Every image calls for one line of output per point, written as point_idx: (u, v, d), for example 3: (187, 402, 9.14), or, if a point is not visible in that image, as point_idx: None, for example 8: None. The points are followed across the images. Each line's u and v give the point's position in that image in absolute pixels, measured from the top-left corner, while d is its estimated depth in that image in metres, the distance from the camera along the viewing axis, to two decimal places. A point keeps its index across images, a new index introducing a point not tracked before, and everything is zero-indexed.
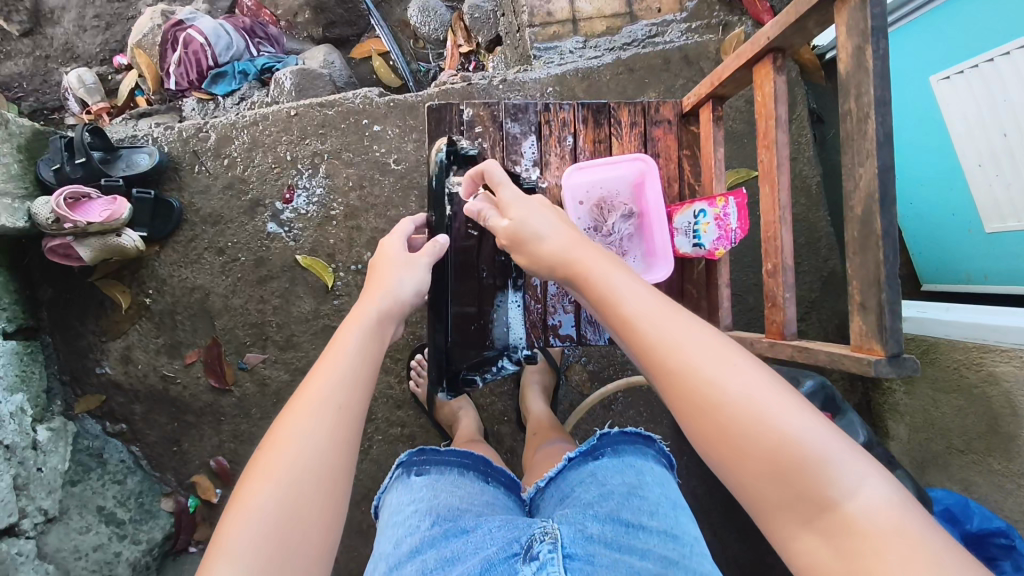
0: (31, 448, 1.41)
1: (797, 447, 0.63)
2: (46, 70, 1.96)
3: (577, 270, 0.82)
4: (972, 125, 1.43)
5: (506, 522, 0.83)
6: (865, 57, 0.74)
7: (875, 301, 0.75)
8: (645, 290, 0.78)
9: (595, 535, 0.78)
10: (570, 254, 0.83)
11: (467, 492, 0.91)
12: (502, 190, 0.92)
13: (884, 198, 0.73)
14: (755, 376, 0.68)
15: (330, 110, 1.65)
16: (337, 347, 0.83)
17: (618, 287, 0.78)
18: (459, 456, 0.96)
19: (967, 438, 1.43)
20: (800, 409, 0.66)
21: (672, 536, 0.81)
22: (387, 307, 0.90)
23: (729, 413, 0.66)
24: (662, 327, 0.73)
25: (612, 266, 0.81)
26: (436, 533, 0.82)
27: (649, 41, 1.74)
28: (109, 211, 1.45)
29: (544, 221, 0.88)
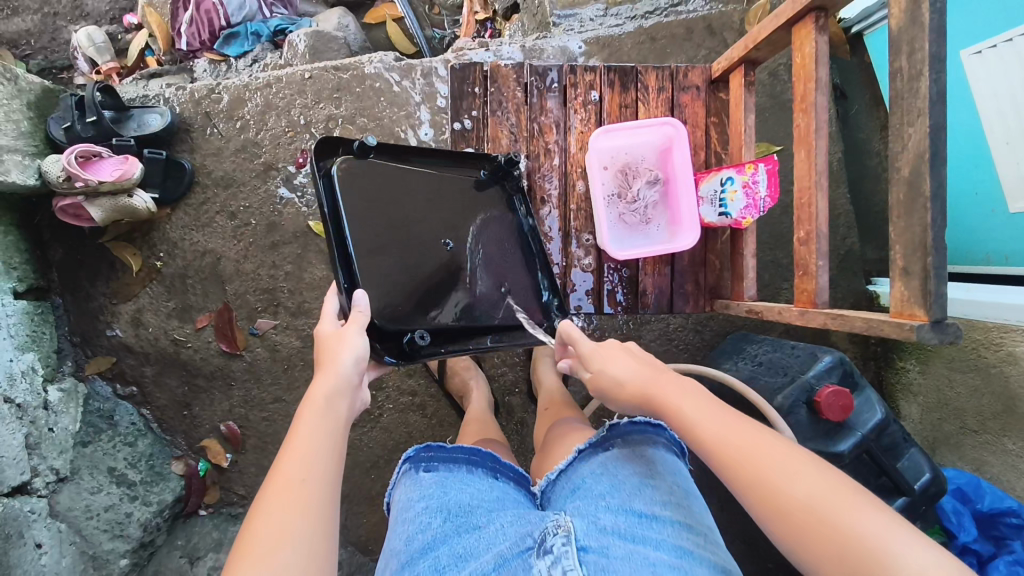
0: (43, 408, 1.41)
1: (868, 543, 0.62)
2: (55, 27, 1.92)
3: (653, 401, 0.84)
4: (1001, 100, 1.39)
5: (518, 517, 0.83)
6: (921, 11, 0.71)
7: (919, 265, 0.74)
8: (711, 404, 0.81)
9: (609, 526, 0.77)
10: (651, 386, 0.85)
11: (475, 489, 0.89)
12: (581, 345, 0.95)
13: (934, 158, 0.71)
14: (819, 479, 0.68)
15: (345, 73, 1.62)
16: (300, 446, 0.74)
17: (686, 407, 0.81)
18: (467, 453, 0.93)
19: (981, 418, 1.42)
20: (869, 509, 0.65)
21: (686, 527, 0.80)
22: (343, 389, 0.82)
23: (798, 517, 0.67)
24: (733, 439, 0.75)
25: (682, 387, 0.83)
26: (447, 529, 0.81)
27: (672, 10, 1.70)
28: (120, 171, 1.43)
29: (625, 363, 0.89)
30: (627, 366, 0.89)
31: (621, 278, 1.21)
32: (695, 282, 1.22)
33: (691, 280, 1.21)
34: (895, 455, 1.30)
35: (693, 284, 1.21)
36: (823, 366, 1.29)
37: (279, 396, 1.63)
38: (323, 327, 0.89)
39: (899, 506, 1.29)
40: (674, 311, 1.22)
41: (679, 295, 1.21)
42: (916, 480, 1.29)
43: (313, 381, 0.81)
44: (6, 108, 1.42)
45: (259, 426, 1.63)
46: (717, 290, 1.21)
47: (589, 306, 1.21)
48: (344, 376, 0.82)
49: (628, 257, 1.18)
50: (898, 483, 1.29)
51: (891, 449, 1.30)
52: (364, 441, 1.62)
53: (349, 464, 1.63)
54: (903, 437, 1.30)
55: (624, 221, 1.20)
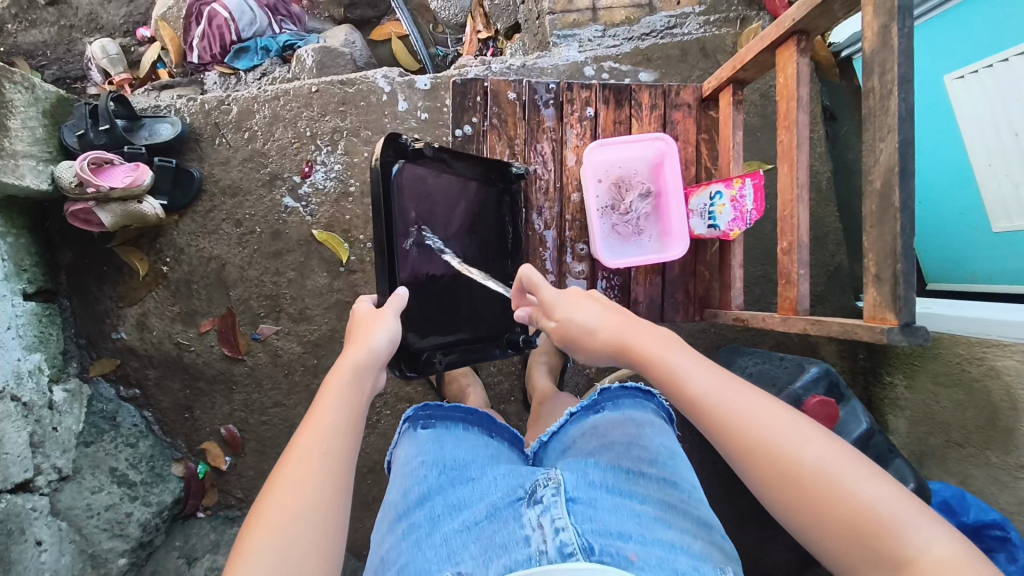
0: (48, 407, 1.44)
1: (870, 505, 0.64)
2: (71, 39, 1.98)
3: (634, 353, 0.84)
4: (984, 123, 1.45)
5: (509, 471, 0.87)
6: (891, 35, 0.76)
7: (890, 271, 0.78)
8: (704, 365, 0.80)
9: (598, 480, 0.81)
10: (628, 338, 0.85)
11: (470, 445, 0.96)
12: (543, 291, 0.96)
13: (903, 171, 0.76)
14: (819, 442, 0.70)
15: (350, 88, 1.67)
16: (319, 421, 0.77)
17: (676, 367, 0.80)
18: (464, 413, 1.02)
19: (966, 432, 1.45)
20: (874, 476, 0.67)
21: (671, 482, 0.84)
22: (368, 369, 0.85)
23: (800, 476, 0.68)
24: (728, 401, 0.75)
25: (668, 342, 0.83)
26: (442, 481, 0.86)
27: (668, 32, 1.76)
28: (131, 177, 1.47)
29: (595, 311, 0.90)
30: (595, 313, 0.90)
31: (614, 286, 1.25)
32: (685, 292, 1.25)
33: (681, 290, 1.25)
34: (880, 465, 1.33)
35: (684, 293, 1.25)
36: (810, 376, 1.33)
37: (278, 401, 1.66)
38: (359, 308, 0.94)
39: None
40: (665, 319, 1.26)
41: (670, 304, 1.25)
42: None
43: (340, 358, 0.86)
44: (23, 115, 1.47)
45: (258, 430, 1.66)
46: (707, 300, 1.25)
47: None
48: (368, 358, 0.86)
49: (622, 266, 1.22)
50: None
51: (877, 459, 1.33)
52: (361, 446, 1.65)
53: None
54: (887, 448, 1.33)
55: (617, 232, 1.24)
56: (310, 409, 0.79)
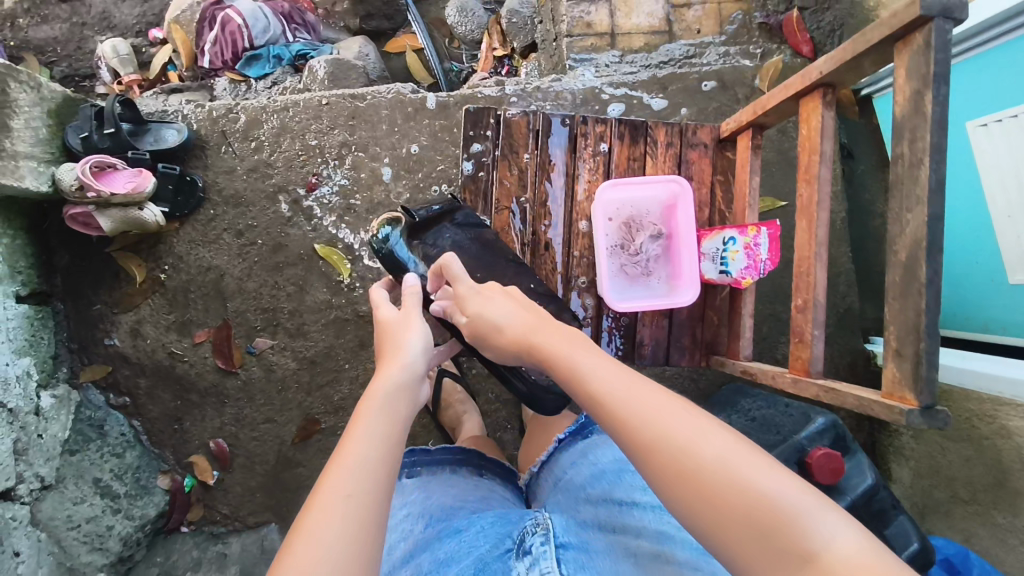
0: (34, 413, 1.41)
1: (769, 500, 0.58)
2: (82, 37, 1.96)
3: (534, 347, 0.81)
4: (1005, 174, 1.41)
5: (496, 520, 0.91)
6: (925, 102, 0.73)
7: (912, 349, 0.75)
8: (607, 361, 0.75)
9: (588, 521, 0.90)
10: (529, 334, 0.82)
11: (459, 488, 1.02)
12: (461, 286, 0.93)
13: (931, 246, 0.72)
14: (725, 436, 0.64)
15: (361, 102, 1.65)
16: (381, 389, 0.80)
17: (577, 361, 0.75)
18: (453, 454, 1.07)
19: (972, 489, 1.41)
20: (772, 467, 0.61)
21: (667, 509, 0.88)
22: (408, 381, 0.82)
23: (696, 472, 0.62)
24: (629, 390, 0.70)
25: (567, 340, 0.79)
26: (430, 535, 0.89)
27: (686, 62, 1.74)
28: (133, 183, 1.45)
29: (504, 307, 0.87)
30: (505, 309, 0.87)
31: (620, 328, 1.21)
32: (692, 336, 1.22)
33: (688, 334, 1.22)
34: (883, 522, 1.29)
35: (691, 338, 1.22)
36: (816, 427, 1.30)
37: (270, 417, 1.63)
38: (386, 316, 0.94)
39: None
40: (670, 363, 1.22)
41: (676, 348, 1.21)
42: (903, 550, 1.28)
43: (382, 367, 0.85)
44: (27, 116, 1.45)
45: (247, 445, 1.63)
46: (714, 345, 1.22)
47: None
48: (405, 369, 0.83)
49: (626, 310, 1.19)
50: None
51: (880, 515, 1.29)
52: None
53: None
54: (892, 505, 1.29)
55: (625, 272, 1.21)
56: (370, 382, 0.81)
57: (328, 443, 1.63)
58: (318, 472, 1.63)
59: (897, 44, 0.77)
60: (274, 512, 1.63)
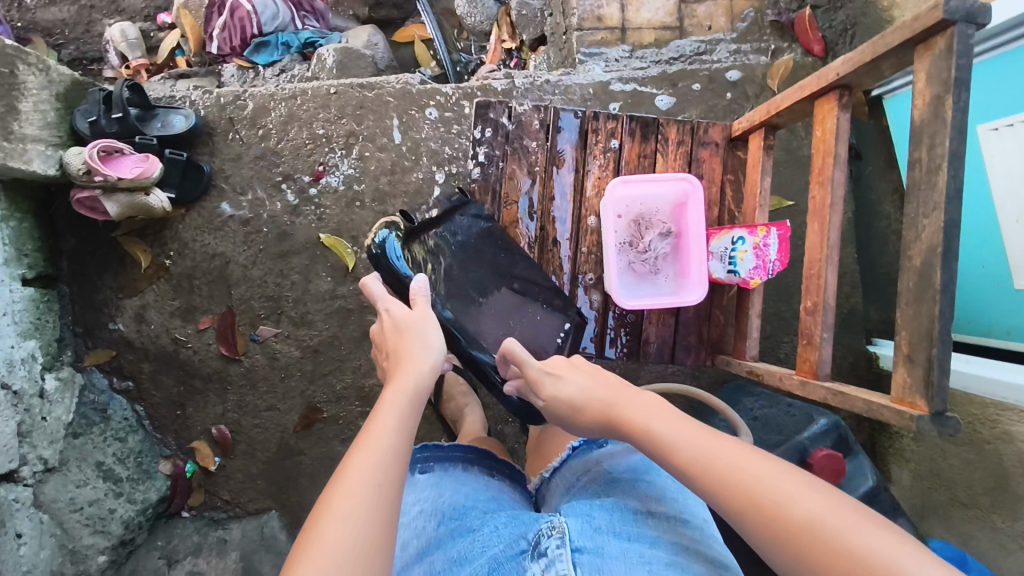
0: (38, 396, 1.41)
1: (870, 557, 0.62)
2: (90, 20, 1.95)
3: (617, 417, 0.86)
4: (1015, 179, 1.40)
5: (510, 520, 0.88)
6: (945, 107, 0.72)
7: (924, 355, 0.75)
8: (686, 426, 0.80)
9: (603, 525, 0.81)
10: (610, 406, 0.88)
11: (471, 487, 1.00)
12: (527, 366, 1.00)
13: (947, 253, 0.72)
14: (813, 495, 0.68)
15: (370, 92, 1.64)
16: (401, 386, 0.84)
17: (657, 429, 0.81)
18: (463, 453, 1.07)
19: (972, 493, 1.42)
20: (863, 520, 0.65)
21: (682, 522, 0.85)
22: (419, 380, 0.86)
23: (793, 533, 0.66)
24: (713, 452, 0.75)
25: (646, 406, 0.85)
26: (442, 534, 0.88)
27: (697, 58, 1.73)
28: (141, 168, 1.45)
29: (576, 382, 0.94)
30: (578, 385, 0.93)
31: (625, 326, 1.21)
32: (698, 335, 1.22)
33: (695, 333, 1.22)
34: None
35: (697, 337, 1.22)
36: (818, 428, 1.30)
37: (272, 405, 1.63)
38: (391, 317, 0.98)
39: None
40: (675, 362, 1.22)
41: (681, 347, 1.21)
42: None
43: (399, 365, 0.89)
44: (36, 98, 1.44)
45: (250, 433, 1.64)
46: (720, 344, 1.22)
47: (591, 351, 1.21)
48: (422, 372, 0.88)
49: (634, 308, 1.18)
50: None
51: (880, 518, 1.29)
52: None
53: None
54: (892, 507, 1.30)
55: (633, 269, 1.20)
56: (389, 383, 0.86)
57: (330, 432, 1.64)
58: (320, 460, 1.63)
59: (917, 47, 0.77)
60: (275, 500, 1.64)
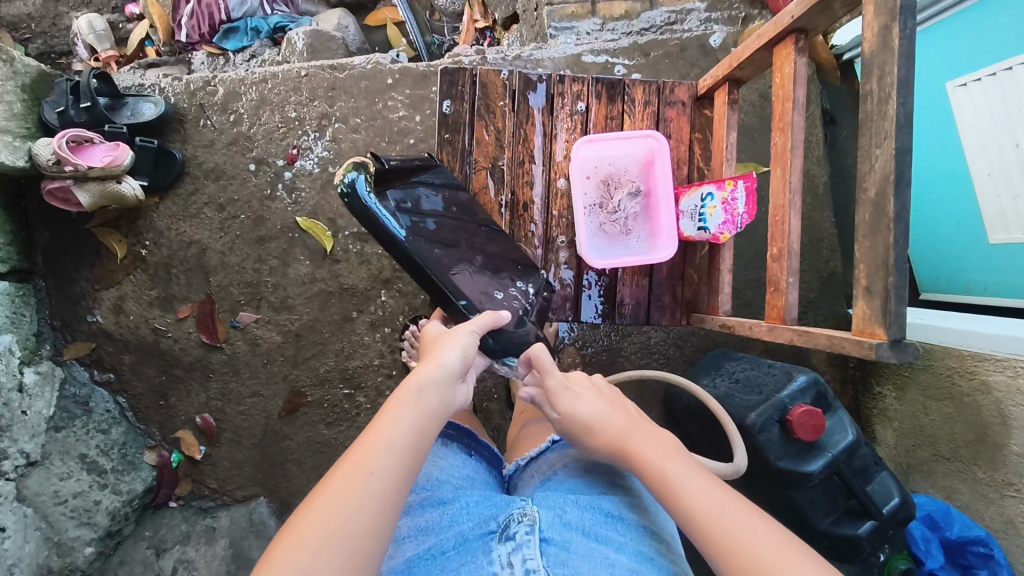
0: (17, 390, 1.40)
1: None
2: (56, 13, 1.92)
3: (628, 453, 0.82)
4: (984, 133, 1.41)
5: (483, 498, 0.88)
6: (892, 37, 0.73)
7: (881, 285, 0.76)
8: (701, 476, 0.77)
9: (573, 521, 0.81)
10: (624, 438, 0.84)
11: (448, 462, 0.99)
12: (548, 378, 0.93)
13: (899, 181, 0.73)
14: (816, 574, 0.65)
15: (341, 73, 1.63)
16: (416, 388, 0.79)
17: (668, 473, 0.78)
18: (444, 429, 1.06)
19: (955, 446, 1.43)
20: None
21: (650, 534, 0.85)
22: (442, 381, 0.81)
23: None
24: (719, 510, 0.72)
25: (660, 448, 0.81)
26: (413, 503, 0.89)
27: (667, 28, 1.73)
28: (111, 157, 1.43)
29: (596, 405, 0.88)
30: (596, 408, 0.88)
31: (600, 287, 1.22)
32: (672, 295, 1.22)
33: (669, 292, 1.22)
34: (865, 478, 1.30)
35: (671, 296, 1.22)
36: (797, 385, 1.31)
37: (256, 391, 1.63)
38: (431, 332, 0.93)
39: (866, 529, 1.30)
40: (650, 322, 1.23)
41: (656, 307, 1.22)
42: (885, 504, 1.30)
43: (419, 365, 0.84)
44: (1, 90, 1.43)
45: (234, 420, 1.63)
46: (695, 303, 1.23)
47: (566, 314, 1.21)
48: (444, 376, 0.82)
49: (606, 266, 1.20)
50: (866, 505, 1.30)
51: (862, 471, 1.30)
52: (340, 439, 1.63)
53: (324, 463, 1.63)
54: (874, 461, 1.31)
55: (604, 231, 1.22)
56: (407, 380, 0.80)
57: (316, 416, 1.63)
58: (306, 445, 1.63)
59: None
60: (262, 486, 1.63)
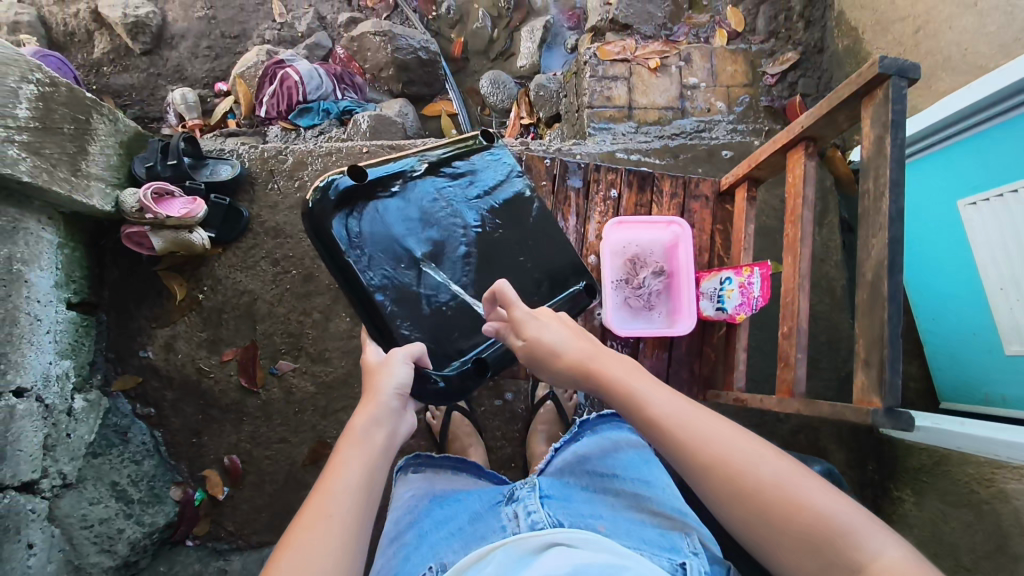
0: (66, 412, 1.49)
1: (829, 516, 0.69)
2: (156, 85, 2.21)
3: (597, 374, 0.89)
4: (996, 249, 1.44)
5: (492, 491, 1.06)
6: (885, 144, 0.85)
7: (879, 358, 0.83)
8: (667, 393, 0.85)
9: (569, 487, 1.01)
10: (589, 361, 0.90)
11: (462, 483, 1.16)
12: (515, 309, 0.97)
13: (892, 266, 0.82)
14: (783, 463, 0.75)
15: (398, 152, 1.82)
16: (355, 437, 0.87)
17: (639, 389, 0.85)
18: (453, 461, 1.21)
19: (974, 555, 1.40)
20: (826, 488, 0.73)
21: (646, 481, 1.01)
22: (381, 422, 0.90)
23: (762, 496, 0.73)
24: (690, 422, 0.81)
25: (627, 368, 0.89)
26: (434, 506, 1.04)
27: (696, 135, 1.91)
28: (188, 209, 1.60)
29: (561, 334, 0.94)
30: (561, 335, 0.93)
31: (622, 356, 1.31)
32: (690, 371, 1.31)
33: (686, 368, 1.31)
34: None
35: (688, 372, 1.30)
36: None
37: (284, 437, 1.70)
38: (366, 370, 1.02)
39: None
40: None
41: (674, 381, 1.31)
42: None
43: (357, 413, 0.91)
44: (103, 144, 1.62)
45: (260, 464, 1.69)
46: (711, 381, 1.30)
47: None
48: (381, 417, 0.90)
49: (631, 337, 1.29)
50: None
51: None
52: None
53: None
54: None
55: (629, 305, 1.31)
56: (344, 434, 0.87)
57: None
58: None
59: (864, 99, 0.91)
60: (277, 533, 1.68)
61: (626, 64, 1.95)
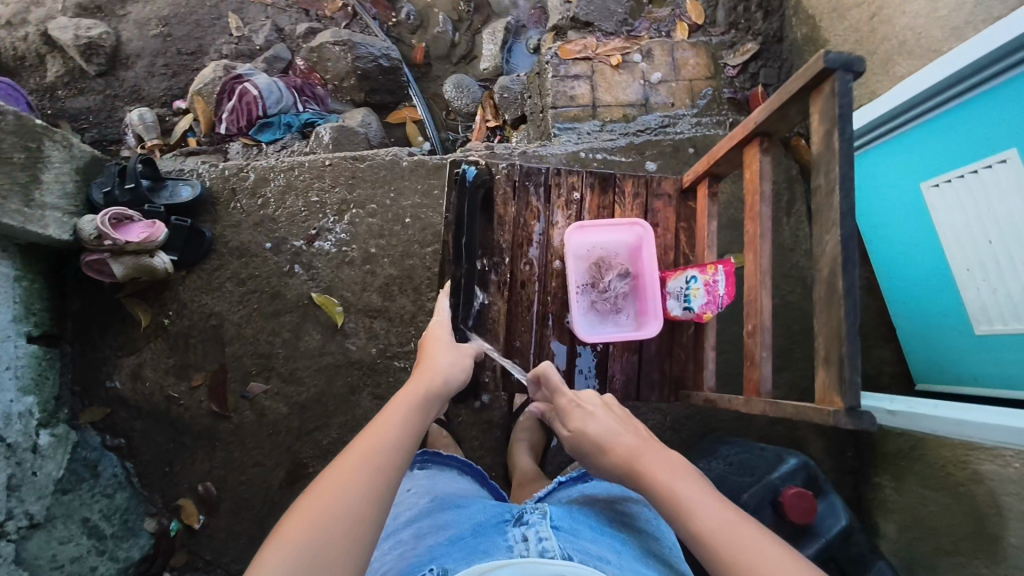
0: (31, 450, 1.43)
1: None
2: (112, 107, 2.16)
3: (638, 470, 0.90)
4: (960, 230, 1.45)
5: (494, 505, 1.03)
6: (834, 139, 0.84)
7: (838, 355, 0.83)
8: (709, 494, 0.83)
9: (580, 517, 0.96)
10: (634, 458, 0.92)
11: (462, 487, 1.15)
12: (561, 395, 1.11)
13: (846, 261, 0.81)
14: None
15: (362, 163, 1.79)
16: (407, 397, 0.95)
17: (679, 488, 0.84)
18: (459, 461, 1.25)
19: (955, 539, 1.40)
20: None
21: (649, 538, 1.00)
22: (433, 389, 0.99)
23: None
24: (728, 532, 0.78)
25: (672, 466, 0.89)
26: (435, 506, 1.04)
27: (661, 130, 1.90)
28: (147, 233, 1.56)
29: (603, 424, 1.01)
30: (605, 426, 1.01)
31: (593, 361, 1.30)
32: (661, 371, 1.29)
33: (658, 369, 1.29)
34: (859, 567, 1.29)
35: (660, 373, 1.29)
36: (788, 468, 1.33)
37: (259, 461, 1.66)
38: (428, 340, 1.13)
39: None
40: (641, 398, 1.29)
41: (647, 382, 1.29)
42: None
43: (411, 380, 1.01)
44: (58, 171, 1.57)
45: (235, 490, 1.66)
46: (682, 380, 1.29)
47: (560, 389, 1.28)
48: (431, 382, 1.00)
49: (600, 342, 1.28)
50: None
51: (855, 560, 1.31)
52: None
53: None
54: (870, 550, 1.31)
55: (596, 308, 1.31)
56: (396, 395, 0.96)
57: None
58: None
59: (813, 92, 0.89)
60: None
61: (588, 62, 1.94)
